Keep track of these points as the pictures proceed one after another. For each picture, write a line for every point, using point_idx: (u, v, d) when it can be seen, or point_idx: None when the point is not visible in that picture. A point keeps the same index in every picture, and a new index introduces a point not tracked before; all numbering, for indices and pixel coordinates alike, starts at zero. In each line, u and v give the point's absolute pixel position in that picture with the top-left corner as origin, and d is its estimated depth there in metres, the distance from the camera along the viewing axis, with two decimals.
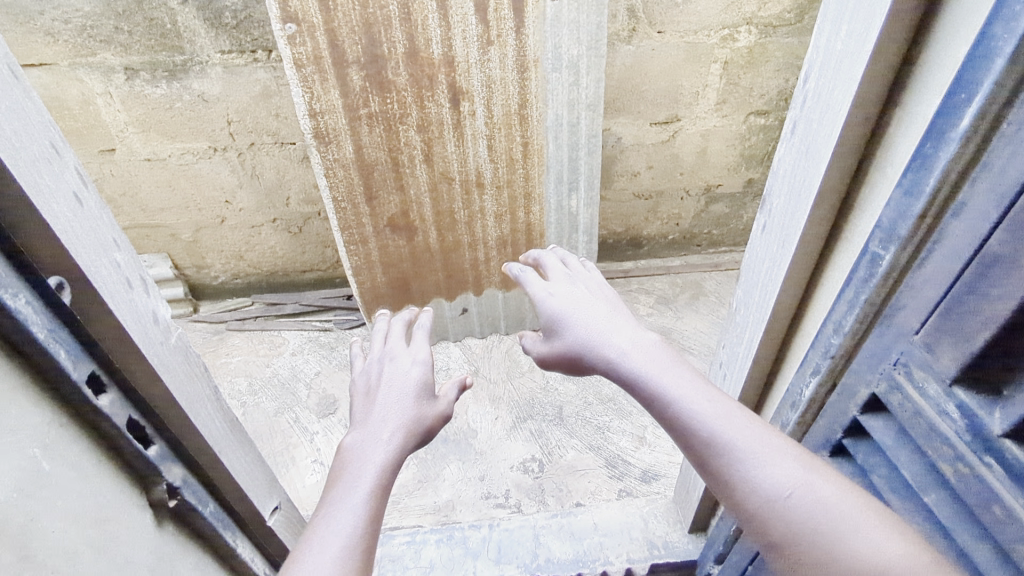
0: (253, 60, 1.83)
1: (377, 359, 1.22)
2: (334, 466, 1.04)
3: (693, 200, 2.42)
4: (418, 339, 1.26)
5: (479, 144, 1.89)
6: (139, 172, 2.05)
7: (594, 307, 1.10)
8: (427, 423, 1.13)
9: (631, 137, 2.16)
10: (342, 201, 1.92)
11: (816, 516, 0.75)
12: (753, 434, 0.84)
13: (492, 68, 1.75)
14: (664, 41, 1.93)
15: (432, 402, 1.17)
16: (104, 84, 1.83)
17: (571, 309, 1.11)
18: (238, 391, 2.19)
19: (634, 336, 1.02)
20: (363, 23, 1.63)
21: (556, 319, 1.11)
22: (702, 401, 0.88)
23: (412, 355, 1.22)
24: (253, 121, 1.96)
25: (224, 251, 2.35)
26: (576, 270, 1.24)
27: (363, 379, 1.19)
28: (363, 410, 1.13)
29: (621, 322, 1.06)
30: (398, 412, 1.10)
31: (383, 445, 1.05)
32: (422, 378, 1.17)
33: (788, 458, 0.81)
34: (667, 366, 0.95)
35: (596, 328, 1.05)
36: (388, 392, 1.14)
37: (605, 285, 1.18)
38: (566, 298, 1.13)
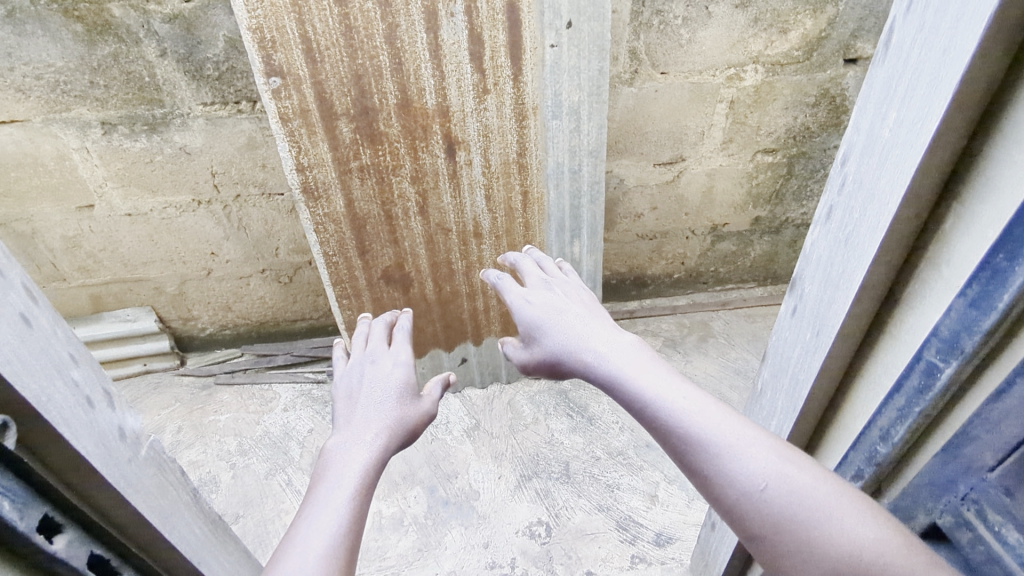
0: (237, 112, 1.74)
1: (358, 362, 1.20)
2: (316, 467, 0.98)
3: (699, 239, 2.32)
4: (396, 342, 1.24)
5: (476, 194, 1.80)
6: (119, 227, 1.95)
7: (571, 313, 1.12)
8: (411, 422, 1.10)
9: (634, 178, 2.07)
10: (333, 256, 1.83)
11: (790, 506, 0.73)
12: (729, 429, 0.80)
13: (489, 116, 1.67)
14: (667, 82, 1.85)
15: (415, 403, 1.13)
16: (80, 139, 1.73)
17: (549, 319, 1.12)
18: (228, 451, 2.09)
19: (612, 340, 1.01)
20: (352, 75, 1.54)
21: (535, 328, 1.13)
22: (679, 396, 0.85)
23: (392, 357, 1.20)
24: (239, 173, 1.87)
25: (211, 303, 2.24)
26: (551, 275, 1.27)
27: (346, 382, 1.15)
28: (346, 412, 1.08)
29: (598, 326, 1.06)
30: (381, 413, 1.07)
31: (366, 446, 1.00)
32: (402, 381, 1.14)
33: (763, 449, 0.77)
34: (645, 365, 0.93)
35: (573, 336, 1.06)
36: (370, 395, 1.10)
37: (581, 288, 1.22)
38: (542, 306, 1.16)
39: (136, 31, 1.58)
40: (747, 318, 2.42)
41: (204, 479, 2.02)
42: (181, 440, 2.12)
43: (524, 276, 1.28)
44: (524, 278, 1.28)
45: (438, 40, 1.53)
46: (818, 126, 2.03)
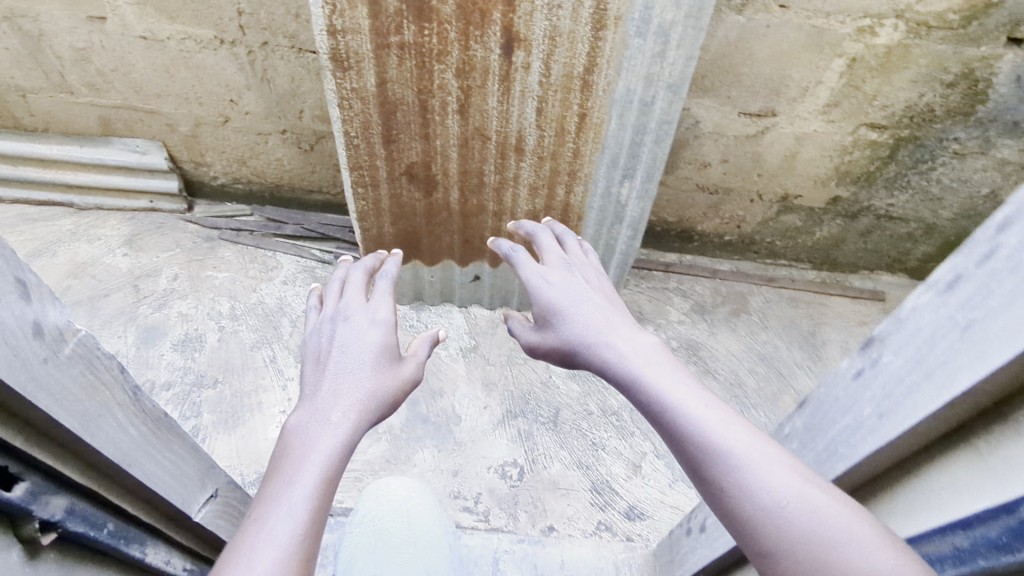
0: None
1: (329, 319, 1.06)
2: (273, 455, 0.83)
3: (764, 206, 2.06)
4: (378, 296, 1.11)
5: (527, 104, 1.55)
6: (133, 50, 1.76)
7: (592, 301, 1.02)
8: (390, 394, 0.96)
9: (712, 123, 1.79)
10: (355, 138, 1.63)
11: (812, 530, 0.63)
12: (748, 440, 0.71)
13: (561, 17, 1.39)
14: (784, 19, 1.52)
15: (396, 366, 1.00)
16: None
17: (569, 303, 1.02)
18: (219, 312, 2.03)
19: (633, 336, 0.92)
20: None
21: (552, 312, 1.02)
22: (696, 399, 0.76)
23: (369, 314, 1.06)
24: (268, 17, 1.64)
25: (226, 153, 2.08)
26: (573, 256, 1.17)
27: (315, 343, 1.01)
28: (312, 383, 0.93)
29: (620, 321, 0.97)
30: (353, 387, 0.92)
31: (331, 429, 0.85)
32: (377, 344, 1.00)
33: (785, 466, 0.68)
34: (667, 369, 0.83)
35: (595, 324, 0.97)
36: (342, 359, 0.96)
37: (602, 277, 1.12)
38: (561, 288, 1.06)
39: None
40: (791, 302, 2.20)
41: (190, 334, 1.99)
42: (175, 289, 2.07)
43: (543, 252, 1.19)
44: (542, 253, 1.19)
45: None
46: (945, 110, 1.71)
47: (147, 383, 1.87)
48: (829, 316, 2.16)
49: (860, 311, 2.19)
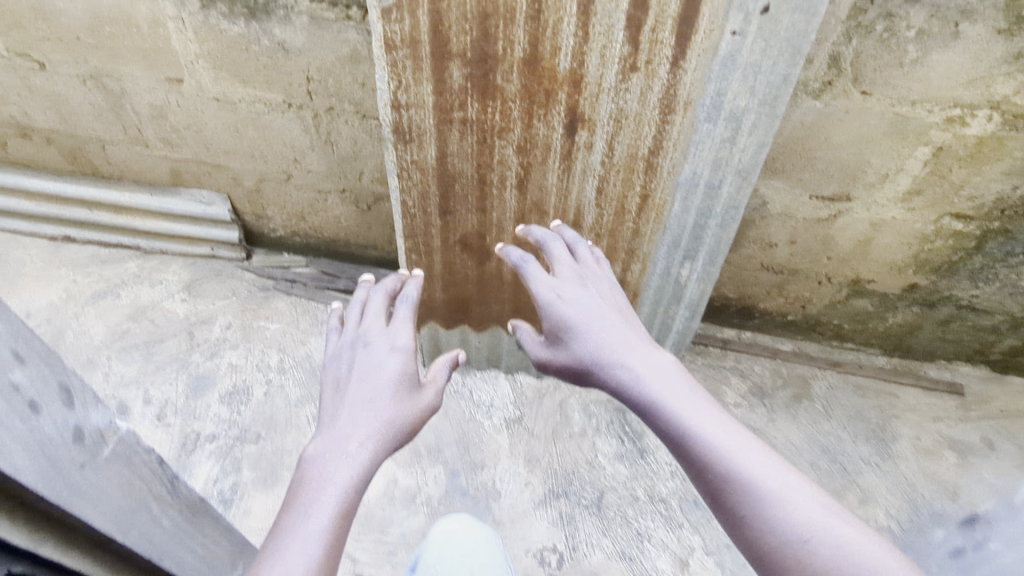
0: (345, 17, 1.49)
1: (350, 344, 1.08)
2: (290, 484, 0.88)
3: (832, 288, 1.95)
4: (397, 321, 1.13)
5: (588, 182, 1.51)
6: (205, 110, 1.81)
7: (606, 318, 1.09)
8: (408, 423, 0.99)
9: (780, 205, 1.71)
10: (412, 207, 1.62)
11: (835, 563, 0.70)
12: (767, 469, 0.79)
13: (628, 100, 1.34)
14: (865, 106, 1.44)
15: (415, 395, 1.02)
16: (177, 8, 1.56)
17: (584, 321, 1.08)
18: (267, 365, 2.04)
19: (646, 355, 1.00)
20: (478, 12, 1.25)
21: (566, 329, 1.09)
22: (716, 430, 0.85)
23: (391, 340, 1.08)
24: (336, 85, 1.65)
25: (287, 208, 2.12)
26: (585, 267, 1.23)
27: (336, 369, 1.04)
28: (332, 410, 0.97)
29: (633, 339, 1.04)
30: (371, 417, 0.96)
31: (349, 460, 0.89)
32: (397, 372, 1.02)
33: (805, 497, 0.76)
34: (683, 393, 0.92)
35: (609, 343, 1.04)
36: (361, 389, 0.99)
37: (613, 289, 1.18)
38: (575, 304, 1.12)
39: None
40: (858, 390, 2.05)
41: (238, 385, 2.00)
42: (227, 339, 2.10)
43: (554, 263, 1.24)
44: (555, 265, 1.24)
45: None
46: None
47: (192, 434, 1.88)
48: (900, 409, 2.00)
49: (936, 405, 2.02)
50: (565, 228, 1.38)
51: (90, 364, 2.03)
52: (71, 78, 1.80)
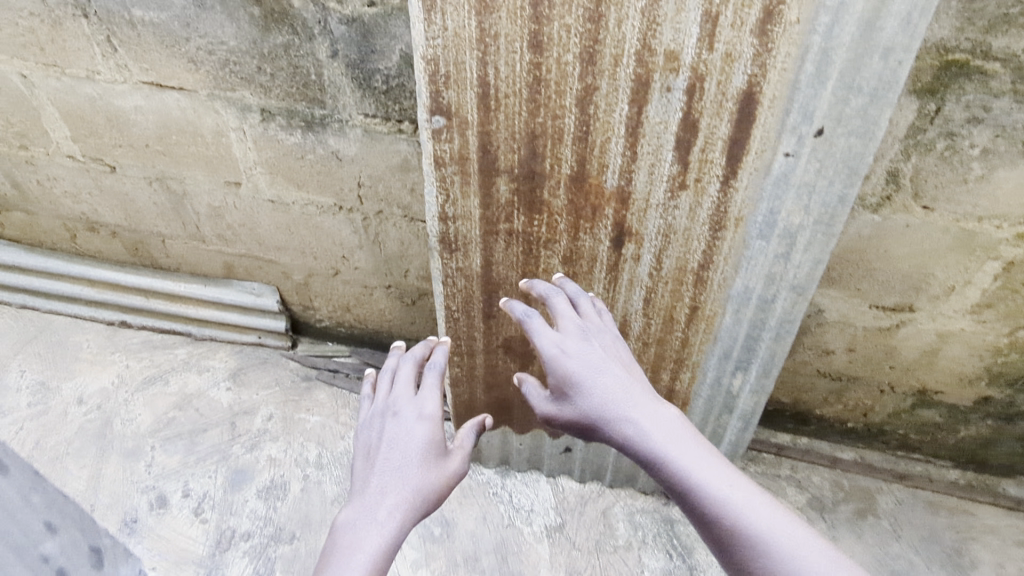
0: (397, 131, 1.53)
1: (380, 413, 1.22)
2: (329, 547, 1.05)
3: (895, 397, 1.84)
4: (424, 389, 1.25)
5: (635, 293, 1.47)
6: (261, 210, 1.87)
7: (611, 374, 1.13)
8: (433, 490, 1.14)
9: (838, 313, 1.64)
10: (455, 311, 1.61)
11: None
12: (774, 526, 0.91)
13: (677, 216, 1.32)
14: (927, 220, 1.38)
15: (439, 464, 1.17)
16: (239, 121, 1.61)
17: (589, 377, 1.13)
18: (306, 460, 2.02)
19: (651, 408, 1.07)
20: (526, 132, 1.26)
21: (572, 385, 1.14)
22: (727, 488, 0.94)
23: (418, 409, 1.21)
24: (386, 190, 1.69)
25: (333, 300, 2.15)
26: (584, 316, 1.24)
27: (368, 438, 1.20)
28: (364, 478, 1.13)
29: (639, 394, 1.09)
30: (398, 486, 1.11)
31: (378, 528, 1.06)
32: (423, 441, 1.16)
33: (812, 552, 0.88)
34: (686, 447, 1.00)
35: (615, 398, 1.09)
36: (388, 459, 1.14)
37: (614, 338, 1.21)
38: (579, 360, 1.15)
39: (312, 26, 1.35)
40: (928, 507, 1.90)
41: (276, 480, 1.98)
42: (268, 430, 2.10)
43: (555, 316, 1.24)
44: (555, 317, 1.25)
45: (642, 116, 1.19)
46: None
47: (228, 531, 1.87)
48: (977, 531, 1.84)
49: (1017, 527, 1.85)
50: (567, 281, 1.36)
51: (135, 453, 2.04)
52: (138, 179, 1.88)
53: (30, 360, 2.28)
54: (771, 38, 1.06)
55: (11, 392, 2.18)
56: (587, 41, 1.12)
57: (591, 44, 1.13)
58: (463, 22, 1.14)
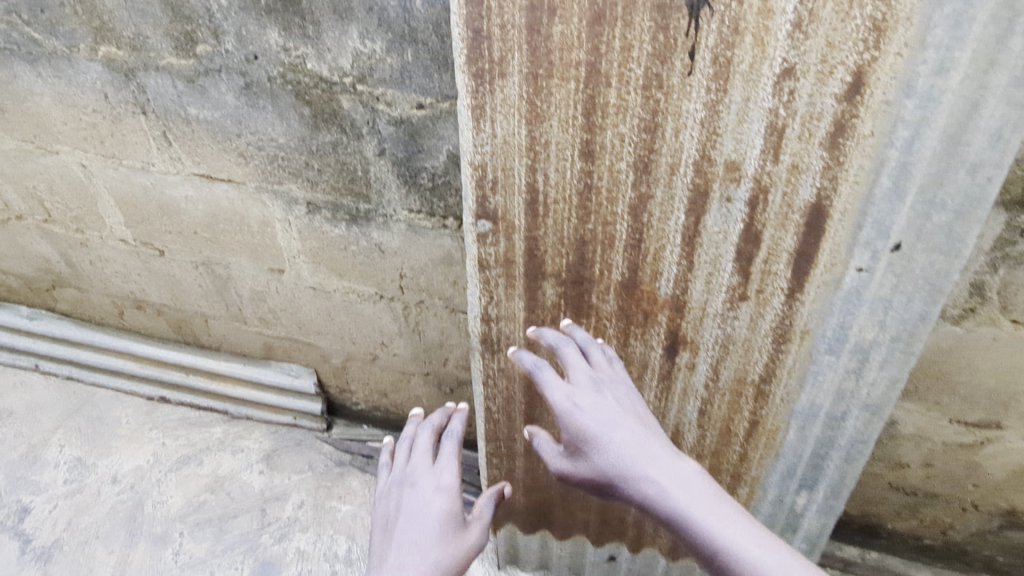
0: (441, 226, 1.50)
1: (399, 483, 1.22)
2: None
3: (980, 517, 1.65)
4: (442, 458, 1.23)
5: (689, 402, 1.37)
6: (302, 296, 1.85)
7: (625, 427, 1.08)
8: (452, 562, 1.10)
9: (913, 426, 1.49)
10: (496, 411, 1.53)
11: None
12: None
13: (736, 326, 1.22)
14: (1017, 335, 1.26)
15: (459, 534, 1.14)
16: (285, 212, 1.60)
17: (605, 433, 1.08)
18: (335, 554, 1.94)
19: (670, 463, 1.01)
20: (575, 238, 1.20)
21: (587, 441, 1.09)
22: (752, 547, 0.87)
23: (435, 480, 1.19)
24: (428, 282, 1.65)
25: (370, 385, 2.09)
26: (597, 367, 1.19)
27: (387, 509, 1.18)
28: (384, 551, 1.11)
29: (654, 449, 1.04)
30: (417, 561, 1.08)
31: None
32: (442, 512, 1.15)
33: None
34: (706, 503, 0.94)
35: (632, 455, 1.04)
36: (407, 532, 1.12)
37: (628, 389, 1.16)
38: (591, 414, 1.10)
39: (360, 126, 1.35)
40: None
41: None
42: (298, 519, 2.03)
43: (567, 368, 1.19)
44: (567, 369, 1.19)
45: (699, 225, 1.12)
46: None
47: None
48: None
49: None
50: (575, 327, 1.26)
51: (163, 539, 1.99)
52: (186, 263, 1.89)
53: (70, 435, 2.26)
54: (842, 151, 0.98)
55: (49, 468, 2.17)
56: (642, 149, 1.07)
57: (646, 153, 1.07)
58: (512, 129, 1.10)
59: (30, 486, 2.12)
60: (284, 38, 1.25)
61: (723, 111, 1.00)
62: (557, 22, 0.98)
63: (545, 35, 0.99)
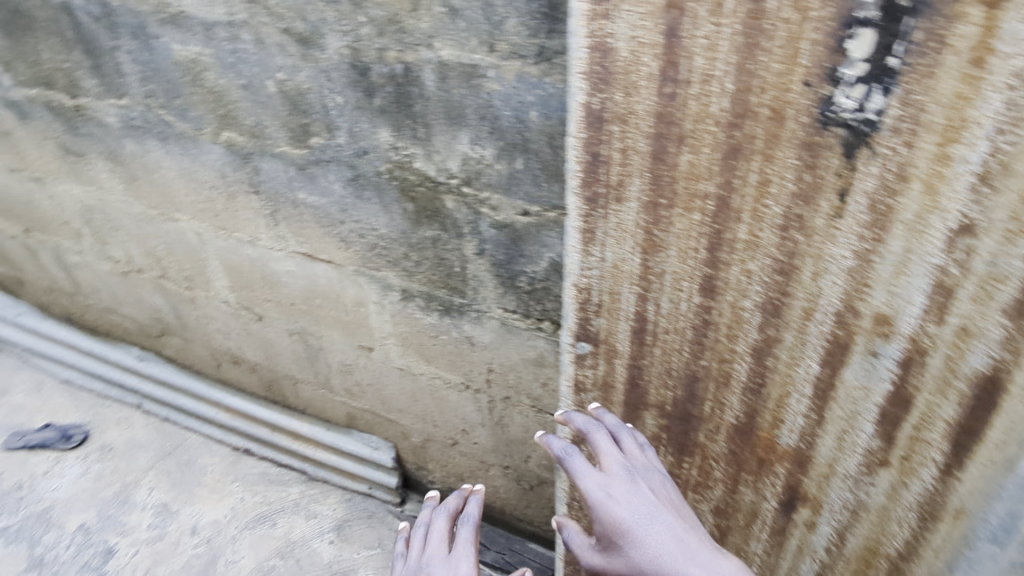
0: (536, 328, 1.41)
1: (413, 575, 1.09)
2: None
3: None
4: (459, 545, 1.10)
5: (805, 563, 1.16)
6: (388, 375, 1.81)
7: (664, 522, 0.96)
8: None
9: None
10: None
11: None
12: None
13: (871, 495, 1.02)
14: None
15: None
16: (379, 296, 1.57)
17: (645, 525, 0.96)
18: None
19: (718, 567, 0.90)
20: (685, 372, 1.07)
21: (624, 536, 0.96)
22: None
23: (452, 571, 1.06)
24: (516, 379, 1.56)
25: (447, 467, 2.01)
26: (630, 454, 1.06)
27: None
28: None
29: (698, 551, 0.92)
30: None
31: None
32: None
33: None
34: None
35: (673, 554, 0.92)
36: None
37: (664, 481, 1.03)
38: (627, 506, 0.98)
39: (462, 225, 1.30)
40: None
41: None
42: None
43: (598, 455, 1.06)
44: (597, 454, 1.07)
45: (836, 378, 0.96)
46: None
47: None
48: None
49: None
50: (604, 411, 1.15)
51: None
52: (281, 331, 1.91)
53: (161, 478, 2.26)
54: None
55: (137, 510, 2.16)
56: (773, 290, 0.93)
57: (777, 294, 0.94)
58: (624, 254, 1.00)
59: (117, 527, 2.13)
60: (395, 137, 1.23)
61: (877, 260, 0.84)
62: (686, 151, 0.88)
63: (670, 163, 0.90)
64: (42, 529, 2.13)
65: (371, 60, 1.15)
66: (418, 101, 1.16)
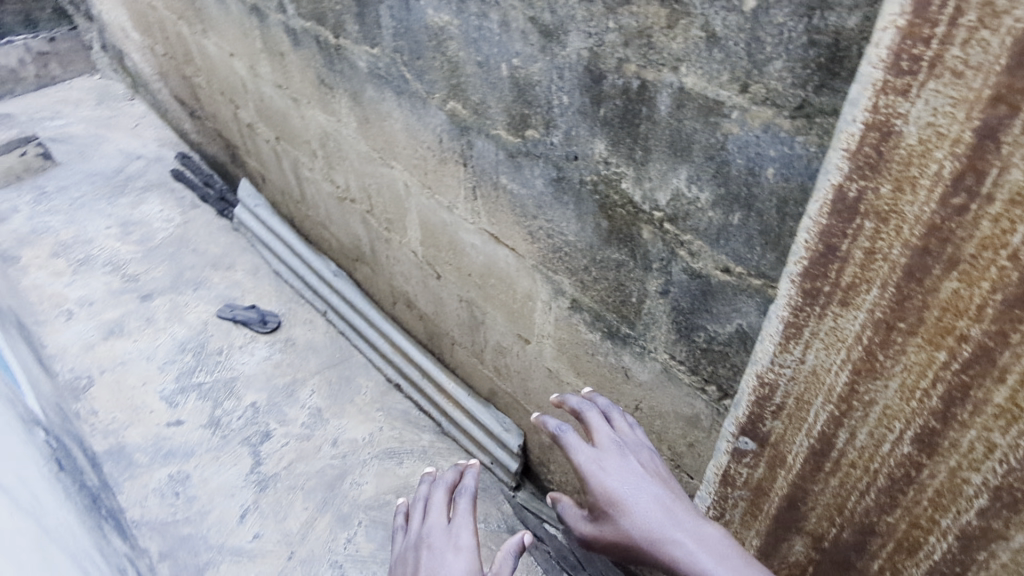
0: (699, 387, 1.28)
1: (413, 549, 1.04)
2: None
3: None
4: (459, 516, 1.06)
5: None
6: (537, 370, 1.79)
7: (654, 491, 0.91)
8: None
9: None
10: None
11: None
12: None
13: None
14: None
15: None
16: (549, 297, 1.53)
17: (632, 495, 0.91)
18: None
19: (703, 530, 0.85)
20: (861, 518, 0.89)
21: (612, 505, 0.91)
22: None
23: (451, 541, 1.02)
24: (661, 427, 1.43)
25: (568, 475, 1.97)
26: (620, 432, 1.03)
27: None
28: None
29: (685, 515, 0.88)
30: None
31: None
32: None
33: None
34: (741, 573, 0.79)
35: (661, 520, 0.87)
36: None
37: (654, 456, 1.00)
38: (616, 474, 0.94)
39: (653, 260, 1.19)
40: None
41: None
42: None
43: (587, 431, 1.03)
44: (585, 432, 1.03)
45: None
46: None
47: None
48: None
49: None
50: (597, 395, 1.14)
51: (345, 519, 2.11)
52: (453, 294, 1.96)
53: (323, 384, 2.51)
54: None
55: (297, 406, 2.43)
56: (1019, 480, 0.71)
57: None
58: (829, 366, 0.85)
59: (279, 415, 2.40)
60: (610, 152, 1.15)
61: None
62: (955, 278, 0.69)
63: (928, 286, 0.72)
64: (224, 395, 2.46)
65: (609, 69, 1.06)
66: (645, 122, 1.06)
